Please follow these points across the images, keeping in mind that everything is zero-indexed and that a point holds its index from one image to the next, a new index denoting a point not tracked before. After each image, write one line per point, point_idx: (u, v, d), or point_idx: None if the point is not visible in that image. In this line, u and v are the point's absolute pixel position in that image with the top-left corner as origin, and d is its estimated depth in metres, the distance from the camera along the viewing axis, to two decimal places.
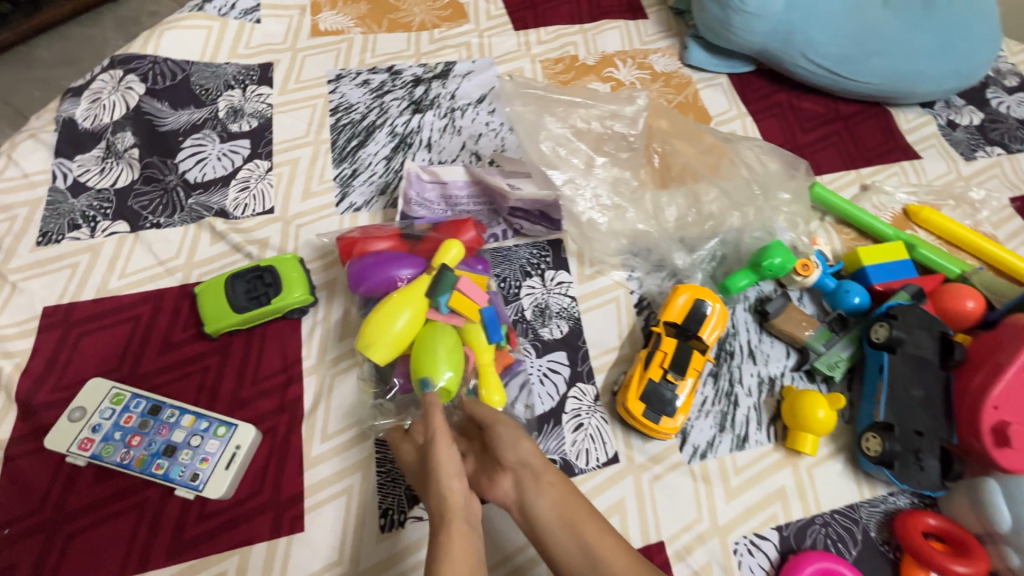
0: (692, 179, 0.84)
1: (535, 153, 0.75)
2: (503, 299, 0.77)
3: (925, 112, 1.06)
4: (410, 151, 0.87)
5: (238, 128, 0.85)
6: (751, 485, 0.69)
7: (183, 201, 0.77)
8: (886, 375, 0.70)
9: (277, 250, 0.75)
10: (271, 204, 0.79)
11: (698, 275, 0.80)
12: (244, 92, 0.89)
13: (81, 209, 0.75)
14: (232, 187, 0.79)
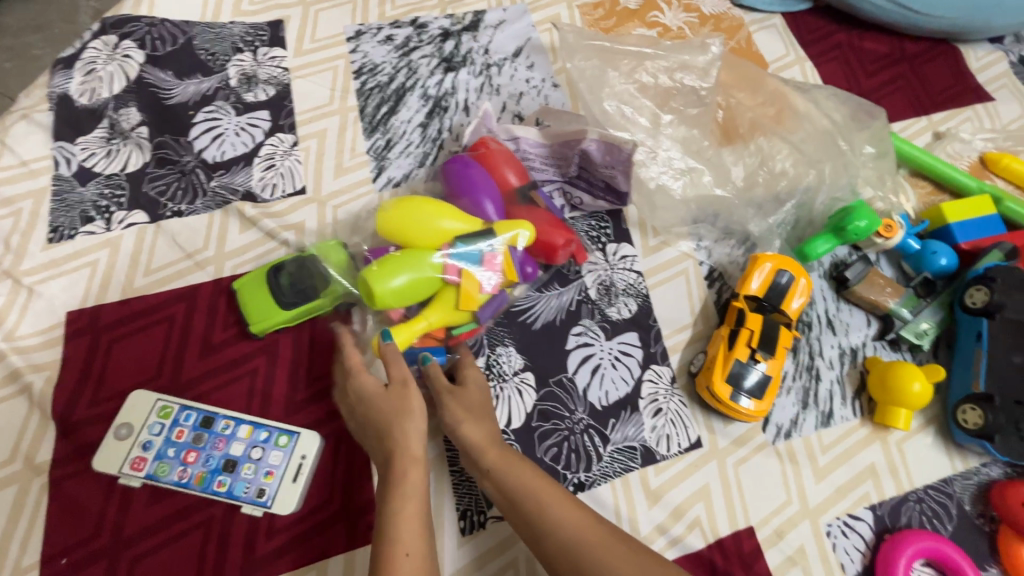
0: (761, 135, 0.76)
1: (597, 111, 0.73)
2: (564, 277, 0.70)
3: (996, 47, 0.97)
4: (444, 111, 0.78)
5: (254, 98, 0.76)
6: (840, 463, 0.65)
7: (205, 184, 0.69)
8: (986, 342, 0.66)
9: (314, 235, 0.68)
10: (301, 184, 0.71)
11: (773, 242, 0.74)
12: (255, 56, 0.79)
13: (93, 200, 0.67)
14: (256, 166, 0.71)
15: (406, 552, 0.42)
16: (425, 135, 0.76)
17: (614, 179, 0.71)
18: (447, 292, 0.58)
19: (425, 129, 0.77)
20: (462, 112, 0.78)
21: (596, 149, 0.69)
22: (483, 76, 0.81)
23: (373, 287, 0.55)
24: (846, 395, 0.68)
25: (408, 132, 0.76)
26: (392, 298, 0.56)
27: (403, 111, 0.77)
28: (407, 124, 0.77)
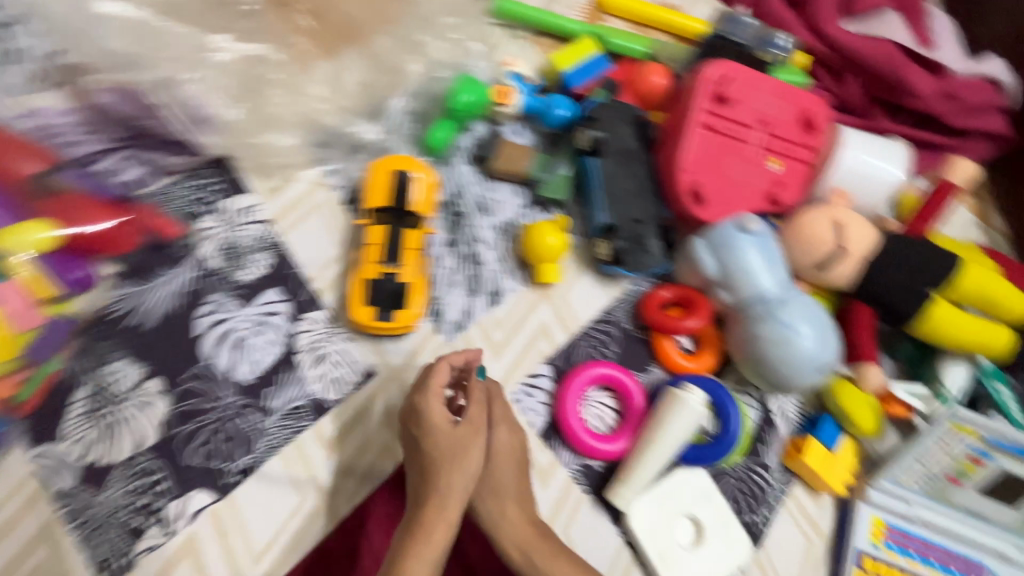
0: (777, 247, 0.78)
1: (620, 191, 0.81)
2: (557, 349, 0.79)
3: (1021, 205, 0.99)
4: (503, 204, 0.83)
5: (283, 105, 0.76)
6: (754, 567, 0.74)
7: (233, 190, 0.74)
8: (896, 479, 0.75)
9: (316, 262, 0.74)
10: (321, 206, 0.76)
11: (777, 365, 0.74)
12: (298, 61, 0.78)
13: (183, 201, 0.72)
14: (276, 184, 0.76)
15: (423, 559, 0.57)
16: (493, 240, 0.82)
17: (629, 264, 0.81)
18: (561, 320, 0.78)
19: (489, 233, 0.82)
20: (516, 197, 0.84)
21: (623, 244, 0.80)
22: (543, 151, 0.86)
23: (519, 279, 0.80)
24: (779, 507, 0.77)
25: (474, 233, 0.81)
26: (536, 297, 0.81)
27: (468, 198, 0.82)
28: (475, 229, 0.81)
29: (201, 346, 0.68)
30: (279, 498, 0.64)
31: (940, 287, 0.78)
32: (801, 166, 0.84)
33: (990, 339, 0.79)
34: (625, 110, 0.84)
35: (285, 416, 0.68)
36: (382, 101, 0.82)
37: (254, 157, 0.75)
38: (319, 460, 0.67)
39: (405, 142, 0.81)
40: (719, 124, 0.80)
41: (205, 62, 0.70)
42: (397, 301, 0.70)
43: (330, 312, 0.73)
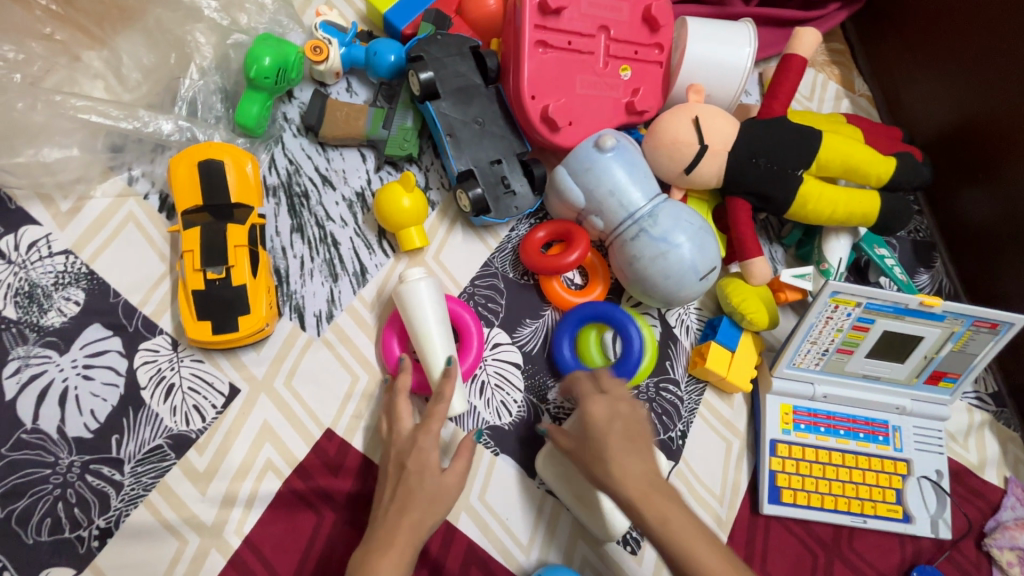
0: (640, 158, 0.74)
1: (469, 135, 0.75)
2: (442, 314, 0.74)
3: (881, 68, 1.00)
4: (346, 172, 0.76)
5: (46, 112, 0.64)
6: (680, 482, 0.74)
7: (16, 227, 0.64)
8: (796, 365, 0.75)
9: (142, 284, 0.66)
10: (132, 221, 0.67)
11: (662, 283, 0.71)
12: (61, 61, 0.67)
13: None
14: (70, 208, 0.66)
15: None
16: (344, 215, 0.74)
17: (496, 208, 0.75)
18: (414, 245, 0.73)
19: (339, 208, 0.74)
20: (363, 163, 0.77)
21: (484, 188, 0.75)
22: (378, 106, 0.78)
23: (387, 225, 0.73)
24: (694, 418, 0.77)
25: (321, 211, 0.74)
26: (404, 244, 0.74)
27: (306, 174, 0.75)
28: (322, 206, 0.74)
29: (18, 409, 0.59)
30: (152, 550, 0.58)
31: (809, 166, 0.77)
32: (655, 68, 0.80)
33: (865, 206, 0.79)
34: (457, 43, 0.76)
35: (141, 462, 0.60)
36: (175, 85, 0.71)
37: (28, 179, 0.64)
38: (193, 500, 0.60)
39: (216, 128, 0.71)
40: (556, 38, 0.74)
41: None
42: (233, 302, 0.62)
43: (172, 335, 0.65)
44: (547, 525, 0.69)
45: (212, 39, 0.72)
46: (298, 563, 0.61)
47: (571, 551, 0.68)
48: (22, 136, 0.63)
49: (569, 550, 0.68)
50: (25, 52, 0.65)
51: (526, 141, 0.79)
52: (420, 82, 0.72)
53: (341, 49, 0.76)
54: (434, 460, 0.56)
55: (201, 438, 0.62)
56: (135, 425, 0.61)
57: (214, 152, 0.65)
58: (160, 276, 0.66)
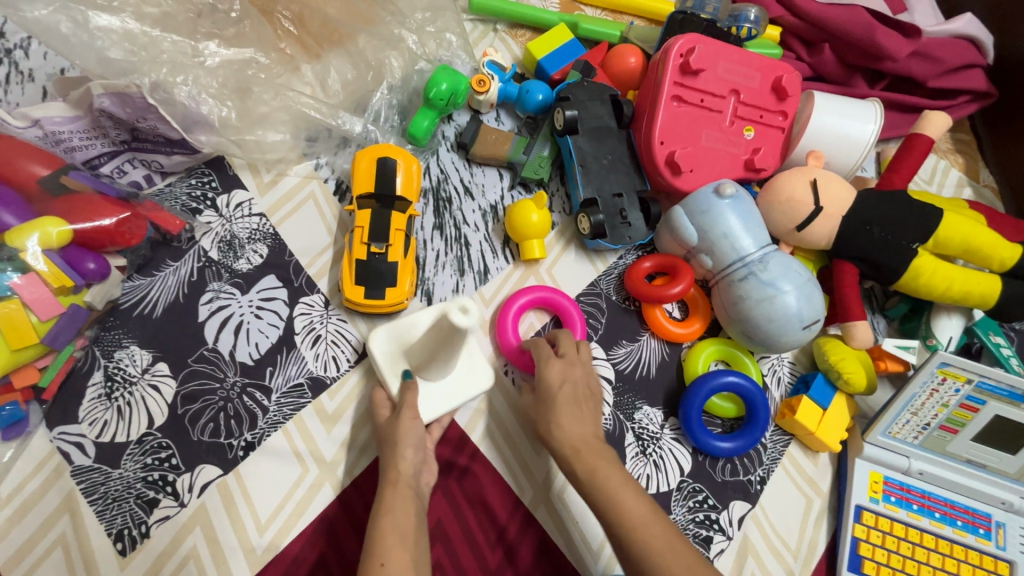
0: (754, 210, 0.80)
1: (597, 168, 0.85)
2: (549, 319, 0.82)
3: (1012, 162, 0.99)
4: (484, 186, 0.88)
5: (272, 106, 0.80)
6: (755, 530, 0.74)
7: (228, 187, 0.79)
8: (888, 435, 0.75)
9: (312, 248, 0.79)
10: (314, 197, 0.82)
11: (763, 333, 0.75)
12: (290, 69, 0.84)
13: (185, 198, 0.77)
14: (269, 182, 0.81)
15: (382, 562, 0.52)
16: (477, 222, 0.86)
17: (612, 235, 0.83)
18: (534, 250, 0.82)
19: (474, 215, 0.86)
20: (499, 180, 0.89)
21: (604, 213, 0.82)
22: (522, 136, 0.90)
23: (514, 234, 0.82)
24: (775, 467, 0.77)
25: (460, 216, 0.85)
26: (525, 248, 0.82)
27: (452, 183, 0.87)
28: (461, 211, 0.86)
29: (205, 331, 0.72)
30: (280, 471, 0.67)
31: (925, 241, 0.78)
32: (776, 133, 0.87)
33: (984, 288, 0.79)
34: (601, 91, 0.87)
35: (285, 394, 0.71)
36: (368, 97, 0.87)
37: (247, 153, 0.79)
38: (319, 435, 0.69)
39: (391, 135, 0.87)
40: (691, 95, 0.82)
41: (199, 66, 0.75)
42: (386, 276, 0.73)
43: (326, 295, 0.77)
44: None
45: (403, 63, 0.88)
46: None
47: None
48: (253, 119, 0.79)
49: None
50: (269, 58, 0.81)
51: (647, 180, 0.87)
52: (566, 118, 0.82)
53: (499, 84, 0.90)
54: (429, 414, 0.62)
55: (334, 385, 0.72)
56: (285, 362, 0.72)
57: (391, 152, 0.78)
58: (324, 247, 0.79)
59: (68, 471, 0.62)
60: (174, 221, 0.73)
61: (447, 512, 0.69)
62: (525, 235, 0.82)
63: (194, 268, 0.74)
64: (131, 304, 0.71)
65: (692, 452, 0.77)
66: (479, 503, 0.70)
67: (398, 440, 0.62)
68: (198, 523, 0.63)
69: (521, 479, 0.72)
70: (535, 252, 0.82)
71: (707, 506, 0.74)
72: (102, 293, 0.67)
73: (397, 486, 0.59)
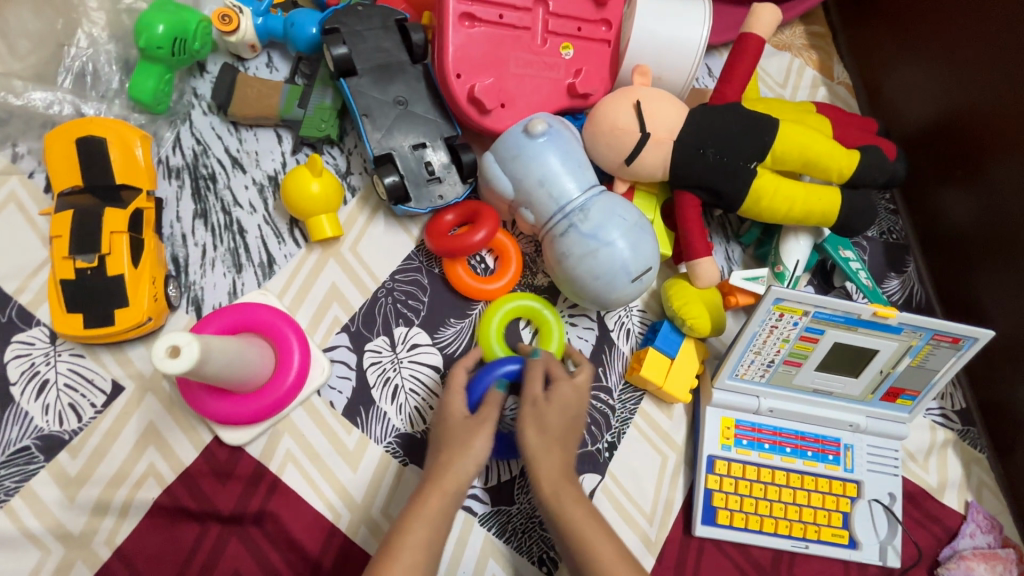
0: (575, 146, 0.68)
1: (388, 116, 0.69)
2: (361, 307, 0.69)
3: (866, 54, 0.92)
4: (258, 154, 0.71)
5: None
6: (609, 500, 0.68)
7: None
8: (736, 378, 0.69)
9: (21, 266, 0.61)
10: (14, 199, 0.62)
11: (593, 291, 0.65)
12: None
13: None
14: None
15: None
16: (253, 201, 0.69)
17: (418, 196, 0.69)
18: (323, 226, 0.67)
19: (248, 192, 0.69)
20: (279, 143, 0.71)
21: (403, 170, 0.68)
22: (296, 84, 0.72)
23: (293, 209, 0.66)
24: (628, 429, 0.71)
25: (229, 196, 0.68)
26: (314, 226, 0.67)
27: (214, 156, 0.69)
28: (229, 189, 0.69)
29: None
30: (11, 561, 0.54)
31: (763, 158, 0.70)
32: (601, 48, 0.73)
33: (825, 204, 0.72)
34: (381, 18, 0.70)
35: (5, 464, 0.56)
36: (60, 53, 0.65)
37: None
38: (59, 507, 0.55)
39: (114, 102, 0.66)
40: (486, 11, 0.67)
41: None
42: (113, 293, 0.57)
43: (51, 328, 0.60)
44: (462, 541, 0.64)
45: (105, 5, 0.66)
46: (176, 575, 0.56)
47: (483, 571, 0.63)
48: None
49: (476, 574, 0.63)
50: None
51: (457, 124, 0.72)
52: (334, 57, 0.66)
53: (256, 19, 0.70)
54: (456, 408, 0.59)
55: (75, 440, 0.58)
56: (1, 424, 0.57)
57: (97, 128, 0.60)
58: (39, 264, 0.61)
59: None
60: None
61: (246, 560, 0.58)
62: (307, 213, 0.66)
63: None
64: None
65: None
66: (285, 542, 0.59)
67: (467, 449, 0.54)
68: None
69: (332, 501, 0.62)
70: (326, 231, 0.67)
71: None
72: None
73: (446, 490, 0.51)
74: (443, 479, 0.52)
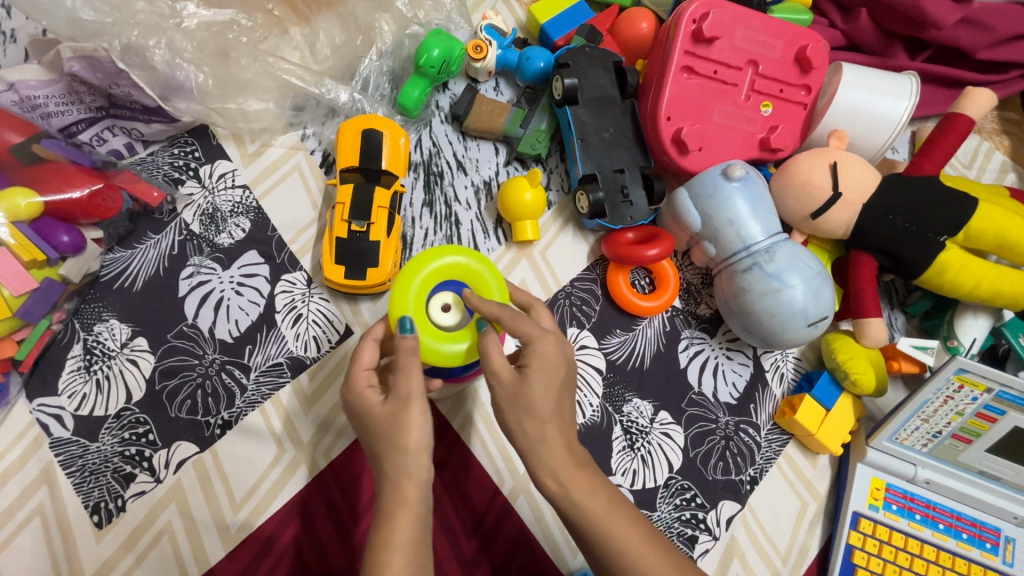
0: (766, 194, 0.74)
1: (596, 143, 0.79)
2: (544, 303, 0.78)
3: None
4: (479, 161, 0.83)
5: (253, 72, 0.75)
6: (745, 532, 0.71)
7: (211, 157, 0.77)
8: (891, 442, 0.70)
9: (296, 221, 0.77)
10: (299, 168, 0.79)
11: (765, 330, 0.70)
12: (277, 35, 0.80)
13: (167, 168, 0.75)
14: (251, 154, 0.78)
15: None
16: (469, 199, 0.81)
17: (611, 217, 0.77)
18: (527, 229, 0.78)
19: (466, 192, 0.82)
20: (495, 154, 0.84)
21: (604, 192, 0.77)
22: (519, 107, 0.84)
23: (507, 211, 0.78)
24: (770, 468, 0.74)
25: (451, 192, 0.81)
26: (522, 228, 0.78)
27: (444, 157, 0.83)
28: (452, 187, 0.81)
29: (185, 306, 0.70)
30: (255, 450, 0.66)
31: (954, 234, 0.71)
32: (797, 109, 0.79)
33: (1016, 288, 0.72)
34: (606, 61, 0.81)
35: (264, 372, 0.70)
36: (356, 63, 0.82)
37: (231, 123, 0.76)
38: (297, 416, 0.69)
39: (380, 104, 0.82)
40: (703, 66, 0.75)
41: (175, 28, 0.70)
42: (369, 254, 0.70)
43: (309, 273, 0.75)
44: None
45: (393, 27, 0.83)
46: (369, 495, 0.67)
47: None
48: (233, 87, 0.75)
49: None
50: (252, 20, 0.77)
51: (652, 157, 0.81)
52: (564, 87, 0.76)
53: (498, 51, 0.84)
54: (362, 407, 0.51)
55: (314, 365, 0.71)
56: (266, 340, 0.71)
57: (376, 124, 0.74)
58: (308, 222, 0.77)
59: (47, 443, 0.62)
60: (153, 194, 0.71)
61: None
62: (518, 216, 0.77)
63: (175, 242, 0.73)
64: (111, 277, 0.70)
65: (683, 448, 0.73)
66: (456, 491, 0.68)
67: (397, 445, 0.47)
68: (173, 500, 0.63)
69: (498, 466, 0.70)
70: (529, 233, 0.78)
71: (694, 505, 0.71)
72: (77, 266, 0.66)
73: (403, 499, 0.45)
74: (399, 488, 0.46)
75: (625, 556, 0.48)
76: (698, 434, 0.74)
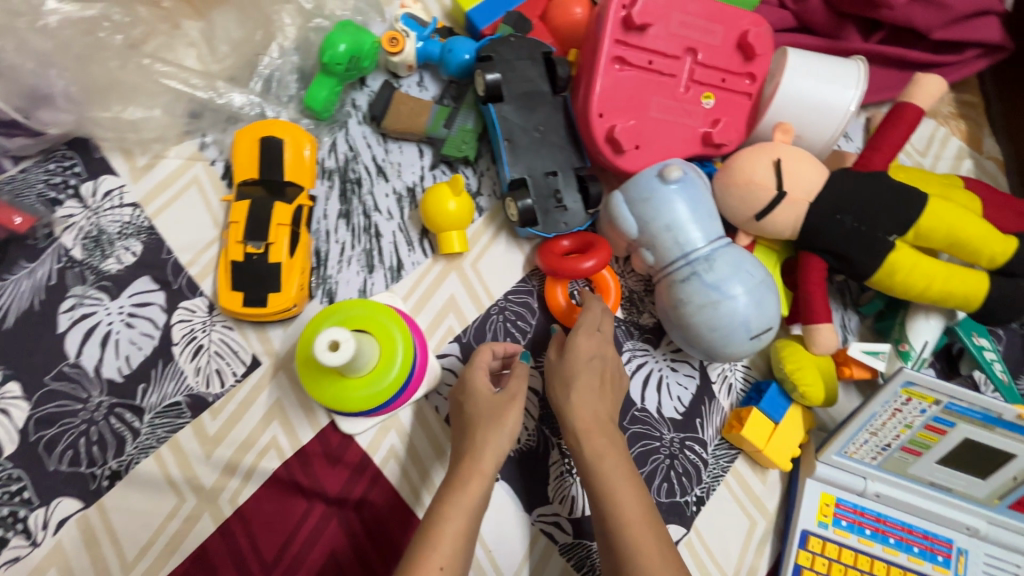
0: (706, 196, 0.68)
1: (526, 144, 0.72)
2: (473, 320, 0.72)
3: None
4: (401, 165, 0.76)
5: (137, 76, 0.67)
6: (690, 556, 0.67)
7: (92, 172, 0.68)
8: (842, 456, 0.66)
9: (195, 241, 0.69)
10: (197, 180, 0.71)
11: (707, 343, 0.65)
12: (165, 32, 0.71)
13: (41, 186, 0.66)
14: (140, 167, 0.70)
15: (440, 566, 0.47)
16: (391, 208, 0.74)
17: (542, 225, 0.71)
18: (453, 240, 0.71)
19: (388, 200, 0.74)
20: (420, 157, 0.77)
21: (534, 199, 0.71)
22: (444, 105, 0.77)
23: (430, 221, 0.71)
24: (717, 486, 0.70)
25: (370, 201, 0.74)
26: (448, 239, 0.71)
27: (363, 162, 0.75)
28: (372, 196, 0.74)
29: (66, 344, 0.63)
30: (150, 502, 0.60)
31: (904, 232, 0.67)
32: (741, 100, 0.74)
33: (969, 288, 0.68)
34: (534, 52, 0.73)
35: (159, 414, 0.63)
36: (256, 61, 0.74)
37: (115, 133, 0.68)
38: (197, 460, 0.62)
39: (288, 106, 0.74)
40: (636, 56, 0.69)
41: (34, 29, 0.63)
42: (271, 278, 0.63)
43: (210, 298, 0.68)
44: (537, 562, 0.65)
45: (297, 21, 0.75)
46: (282, 542, 0.61)
47: None
48: (115, 93, 0.67)
49: None
50: (132, 17, 0.69)
51: (587, 157, 0.75)
52: (486, 82, 0.69)
53: (418, 43, 0.76)
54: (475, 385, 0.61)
55: (216, 403, 0.64)
56: (161, 378, 0.64)
57: (277, 130, 0.67)
58: (209, 241, 0.69)
59: None
60: (16, 220, 0.63)
61: (343, 542, 0.62)
62: (442, 228, 0.71)
63: (52, 271, 0.65)
64: None
65: None
66: (377, 532, 0.63)
67: (502, 424, 0.57)
68: (54, 564, 0.57)
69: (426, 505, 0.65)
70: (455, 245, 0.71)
71: None
72: None
73: (485, 473, 0.54)
74: (483, 462, 0.55)
75: (619, 517, 0.52)
76: (641, 454, 0.70)
